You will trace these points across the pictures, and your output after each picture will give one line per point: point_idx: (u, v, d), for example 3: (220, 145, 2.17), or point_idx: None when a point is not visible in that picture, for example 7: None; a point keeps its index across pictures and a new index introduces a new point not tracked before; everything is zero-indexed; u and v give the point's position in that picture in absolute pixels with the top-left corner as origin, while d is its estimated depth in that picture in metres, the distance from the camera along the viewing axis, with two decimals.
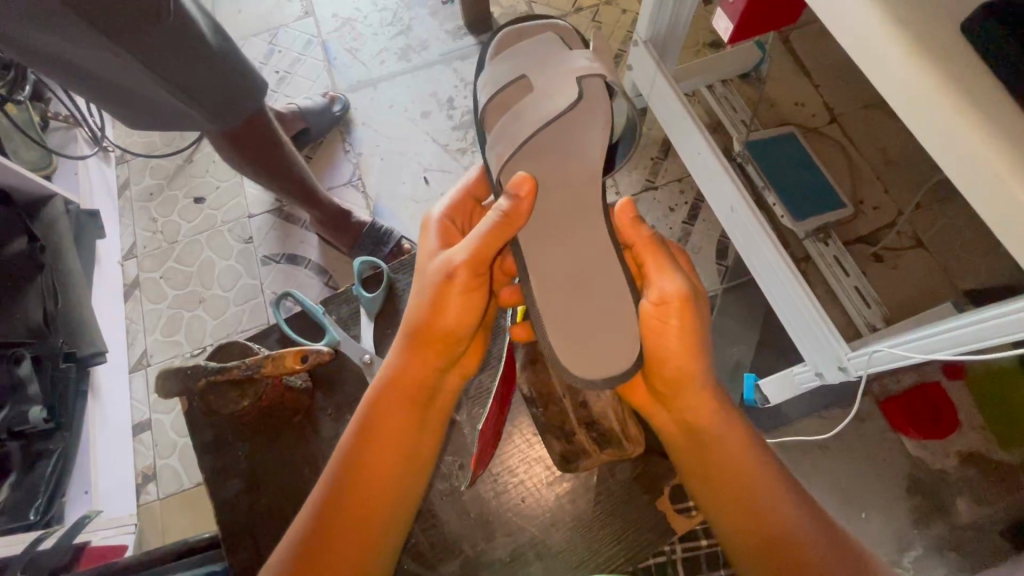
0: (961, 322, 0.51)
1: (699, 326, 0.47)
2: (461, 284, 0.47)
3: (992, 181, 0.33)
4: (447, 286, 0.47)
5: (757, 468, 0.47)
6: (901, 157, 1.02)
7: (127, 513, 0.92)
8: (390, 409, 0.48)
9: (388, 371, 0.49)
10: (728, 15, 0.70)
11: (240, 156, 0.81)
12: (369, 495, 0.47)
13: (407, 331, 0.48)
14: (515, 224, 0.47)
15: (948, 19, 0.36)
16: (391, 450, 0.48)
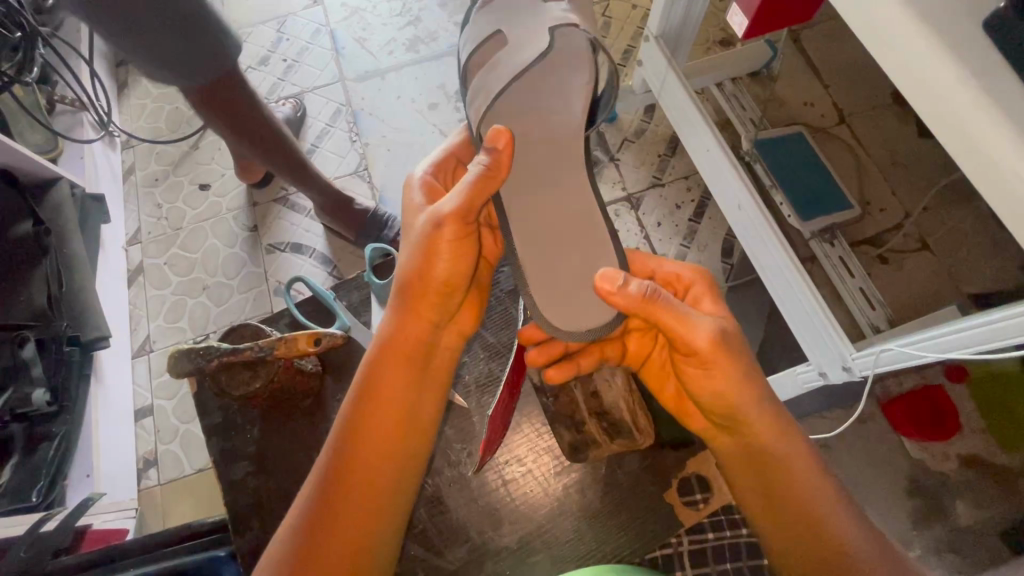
0: (974, 322, 0.51)
1: (740, 358, 0.47)
2: (451, 236, 0.48)
3: (1009, 179, 0.33)
4: (437, 240, 0.47)
5: (817, 487, 0.45)
6: (909, 158, 1.02)
7: (127, 498, 0.92)
8: (388, 367, 0.49)
9: (383, 331, 0.50)
10: (743, 10, 0.70)
11: (217, 118, 0.76)
12: (377, 456, 0.46)
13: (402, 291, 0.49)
14: (497, 174, 0.48)
15: (972, 14, 0.36)
16: (392, 406, 0.48)
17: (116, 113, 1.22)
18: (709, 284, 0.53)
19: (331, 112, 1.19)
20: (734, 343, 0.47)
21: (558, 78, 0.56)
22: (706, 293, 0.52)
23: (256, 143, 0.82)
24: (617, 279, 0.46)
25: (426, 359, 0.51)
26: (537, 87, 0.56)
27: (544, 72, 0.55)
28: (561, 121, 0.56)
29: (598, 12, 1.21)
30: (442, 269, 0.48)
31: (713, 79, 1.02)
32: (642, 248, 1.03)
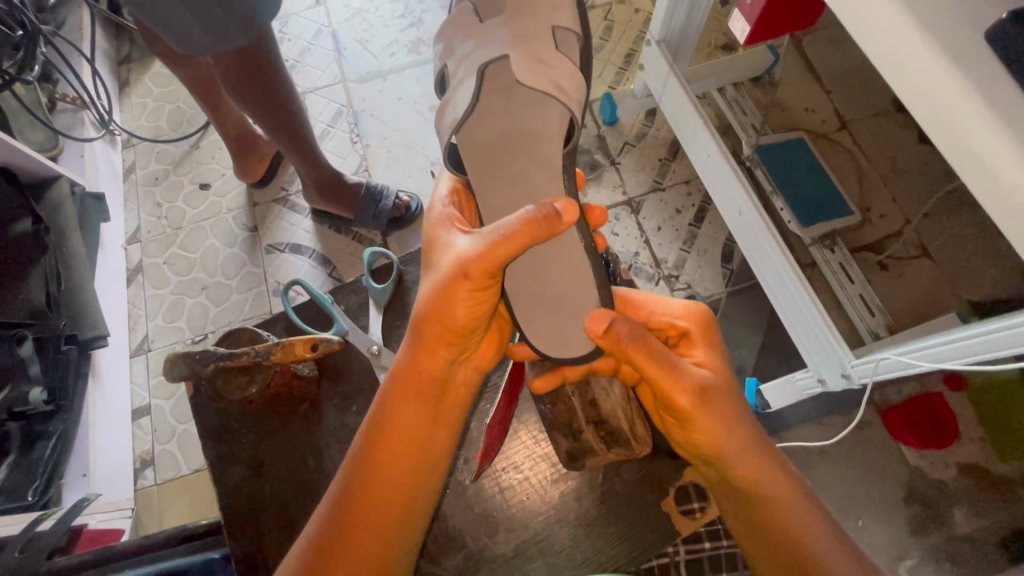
0: (980, 330, 0.50)
1: (732, 406, 0.47)
2: (472, 284, 0.46)
3: (1011, 193, 0.33)
4: (456, 286, 0.46)
5: (815, 534, 0.45)
6: (910, 165, 1.02)
7: (124, 497, 0.92)
8: (402, 404, 0.48)
9: (399, 365, 0.50)
10: (745, 17, 0.70)
11: (236, 85, 0.72)
12: (387, 492, 0.47)
13: (416, 328, 0.48)
14: (541, 233, 0.45)
15: (975, 23, 0.36)
16: (404, 445, 0.48)
17: (117, 112, 1.22)
18: (704, 327, 0.51)
19: (332, 113, 1.19)
20: (720, 402, 0.47)
21: (508, 100, 0.56)
22: (700, 340, 0.51)
23: (270, 121, 0.80)
24: (605, 323, 0.48)
25: (441, 393, 0.50)
26: (491, 113, 0.55)
27: (490, 101, 0.55)
28: (529, 142, 0.56)
29: (601, 16, 1.21)
30: (461, 313, 0.48)
31: (714, 84, 1.03)
32: (642, 252, 1.03)
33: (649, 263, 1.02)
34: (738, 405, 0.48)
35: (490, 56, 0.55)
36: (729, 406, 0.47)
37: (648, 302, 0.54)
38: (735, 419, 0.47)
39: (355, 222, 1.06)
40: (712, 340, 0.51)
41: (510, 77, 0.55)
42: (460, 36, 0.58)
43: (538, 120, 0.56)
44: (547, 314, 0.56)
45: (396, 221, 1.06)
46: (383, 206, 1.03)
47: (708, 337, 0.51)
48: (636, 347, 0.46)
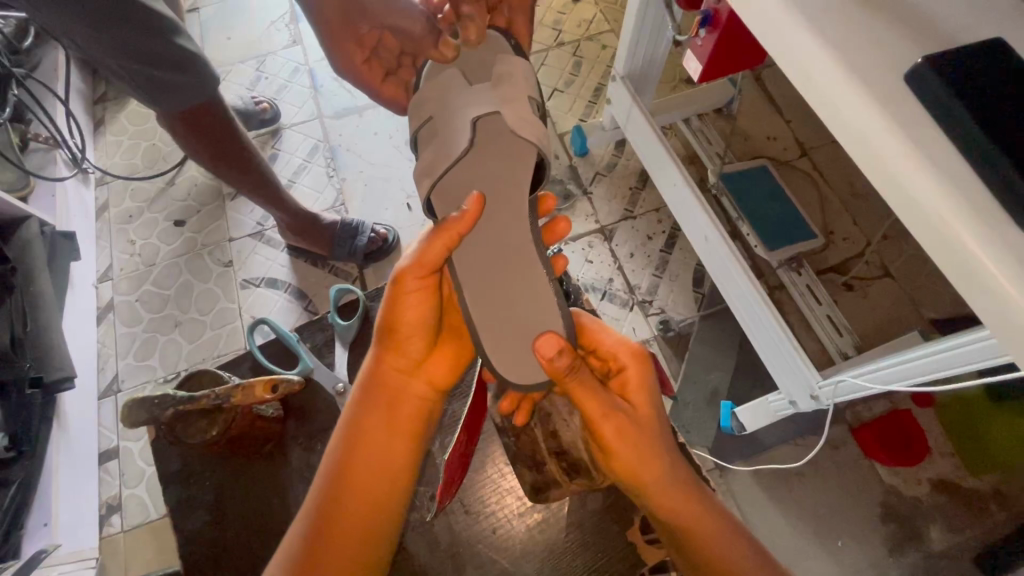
0: (941, 348, 0.51)
1: (659, 441, 0.48)
2: (411, 287, 0.51)
3: (936, 223, 0.35)
4: (399, 289, 0.51)
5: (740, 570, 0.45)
6: (868, 189, 1.07)
7: (88, 547, 0.89)
8: (366, 406, 0.50)
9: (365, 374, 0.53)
10: (697, 56, 0.74)
11: (201, 146, 0.77)
12: (355, 499, 0.47)
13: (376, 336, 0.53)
14: (451, 229, 0.51)
15: (896, 67, 0.39)
16: (367, 452, 0.48)
17: (92, 151, 1.23)
18: (639, 368, 0.51)
19: (308, 148, 1.21)
20: (636, 437, 0.47)
21: (492, 151, 0.58)
22: (636, 378, 0.51)
23: (232, 174, 0.83)
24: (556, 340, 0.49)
25: (403, 397, 0.52)
26: (471, 163, 0.57)
27: (477, 154, 0.58)
28: (500, 188, 0.58)
29: (569, 52, 1.26)
30: (409, 315, 0.52)
31: (679, 115, 1.07)
32: (616, 279, 1.05)
33: (622, 290, 1.04)
34: (665, 442, 0.49)
35: (478, 113, 0.57)
36: (649, 443, 0.47)
37: (599, 334, 0.55)
38: (658, 454, 0.47)
39: (330, 257, 1.07)
40: (646, 380, 0.51)
41: (498, 132, 0.58)
42: (449, 92, 0.60)
43: (513, 169, 0.58)
44: (514, 351, 0.55)
45: (372, 255, 1.07)
46: (358, 243, 1.04)
47: (643, 376, 0.51)
48: (570, 378, 0.47)
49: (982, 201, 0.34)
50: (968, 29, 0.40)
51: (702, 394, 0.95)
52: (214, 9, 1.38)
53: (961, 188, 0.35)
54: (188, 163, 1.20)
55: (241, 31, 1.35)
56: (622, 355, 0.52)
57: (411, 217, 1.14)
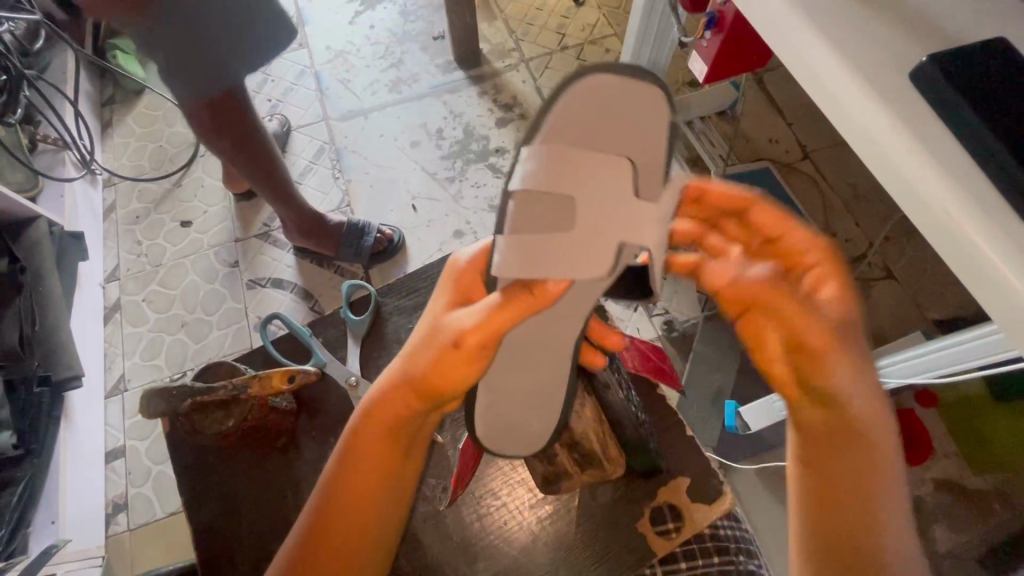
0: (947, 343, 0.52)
1: (856, 361, 0.38)
2: (461, 360, 0.40)
3: (939, 215, 0.36)
4: (447, 355, 0.40)
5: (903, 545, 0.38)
6: (871, 191, 1.07)
7: (95, 545, 0.89)
8: (363, 453, 0.44)
9: (367, 410, 0.44)
10: (702, 57, 0.75)
11: (216, 135, 0.77)
12: (344, 527, 0.44)
13: (400, 380, 0.42)
14: (538, 297, 0.41)
15: (901, 67, 0.40)
16: (360, 496, 0.44)
17: (100, 152, 1.24)
18: (828, 263, 0.40)
19: (314, 150, 1.22)
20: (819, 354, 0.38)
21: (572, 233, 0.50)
22: (829, 276, 0.40)
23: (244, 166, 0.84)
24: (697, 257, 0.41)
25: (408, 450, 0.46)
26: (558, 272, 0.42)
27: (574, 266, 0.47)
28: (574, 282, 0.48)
29: (573, 56, 1.27)
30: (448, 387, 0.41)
31: (683, 117, 1.08)
32: None
33: None
34: (863, 372, 0.38)
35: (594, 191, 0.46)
36: (843, 363, 0.38)
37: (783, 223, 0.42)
38: (845, 390, 0.38)
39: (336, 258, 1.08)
40: (841, 296, 0.39)
41: (609, 226, 0.41)
42: (571, 125, 0.41)
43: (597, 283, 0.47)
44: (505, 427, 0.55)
45: (377, 255, 1.08)
46: (366, 242, 1.05)
47: (839, 284, 0.40)
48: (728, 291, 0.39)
49: (985, 195, 0.35)
50: (970, 29, 0.41)
51: (707, 394, 0.96)
52: None
53: (965, 181, 0.35)
54: (195, 165, 1.21)
55: None
56: (814, 252, 0.40)
57: (416, 219, 1.14)
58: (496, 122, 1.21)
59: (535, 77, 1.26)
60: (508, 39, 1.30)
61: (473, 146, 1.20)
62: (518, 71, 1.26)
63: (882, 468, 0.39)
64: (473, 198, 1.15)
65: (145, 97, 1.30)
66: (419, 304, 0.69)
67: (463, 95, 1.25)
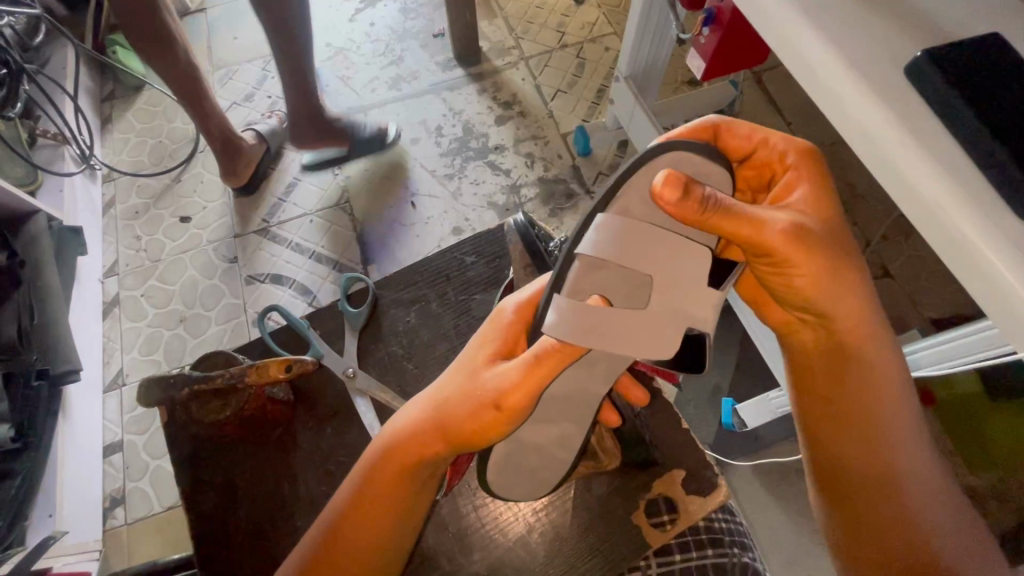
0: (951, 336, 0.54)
1: (839, 251, 0.41)
2: (495, 414, 0.41)
3: (932, 207, 0.36)
4: (484, 408, 0.41)
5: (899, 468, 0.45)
6: (869, 190, 1.07)
7: (92, 539, 0.89)
8: (384, 474, 0.45)
9: (393, 438, 0.45)
10: (701, 55, 0.75)
11: None
12: (364, 528, 0.46)
13: (432, 420, 0.44)
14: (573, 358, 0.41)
15: (895, 62, 0.40)
16: (378, 508, 0.46)
17: (99, 147, 1.24)
18: (802, 162, 0.43)
19: None
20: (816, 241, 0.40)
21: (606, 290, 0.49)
22: (803, 176, 0.43)
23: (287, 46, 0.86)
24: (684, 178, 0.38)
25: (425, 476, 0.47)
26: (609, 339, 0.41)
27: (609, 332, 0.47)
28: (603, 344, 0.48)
29: (573, 54, 1.28)
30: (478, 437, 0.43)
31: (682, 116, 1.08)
32: None
33: None
34: (846, 254, 0.41)
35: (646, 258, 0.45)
36: (833, 252, 0.40)
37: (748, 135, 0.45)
38: (825, 276, 0.40)
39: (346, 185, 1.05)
40: (818, 193, 0.42)
41: (674, 304, 0.42)
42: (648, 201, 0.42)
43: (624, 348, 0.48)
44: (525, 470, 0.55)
45: None
46: None
47: (817, 177, 0.43)
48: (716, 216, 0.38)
49: (977, 188, 0.35)
50: (965, 24, 0.41)
51: (703, 392, 0.96)
52: (221, 9, 1.39)
53: (957, 174, 0.36)
54: (195, 160, 1.21)
55: (247, 31, 1.36)
56: (788, 154, 0.44)
57: (415, 215, 1.14)
58: (495, 120, 1.22)
59: (535, 74, 1.26)
60: (508, 37, 1.30)
61: (472, 144, 1.20)
62: (517, 69, 1.27)
63: (880, 344, 0.43)
64: (472, 195, 1.15)
65: (145, 92, 1.30)
66: (417, 298, 0.69)
67: (463, 92, 1.25)
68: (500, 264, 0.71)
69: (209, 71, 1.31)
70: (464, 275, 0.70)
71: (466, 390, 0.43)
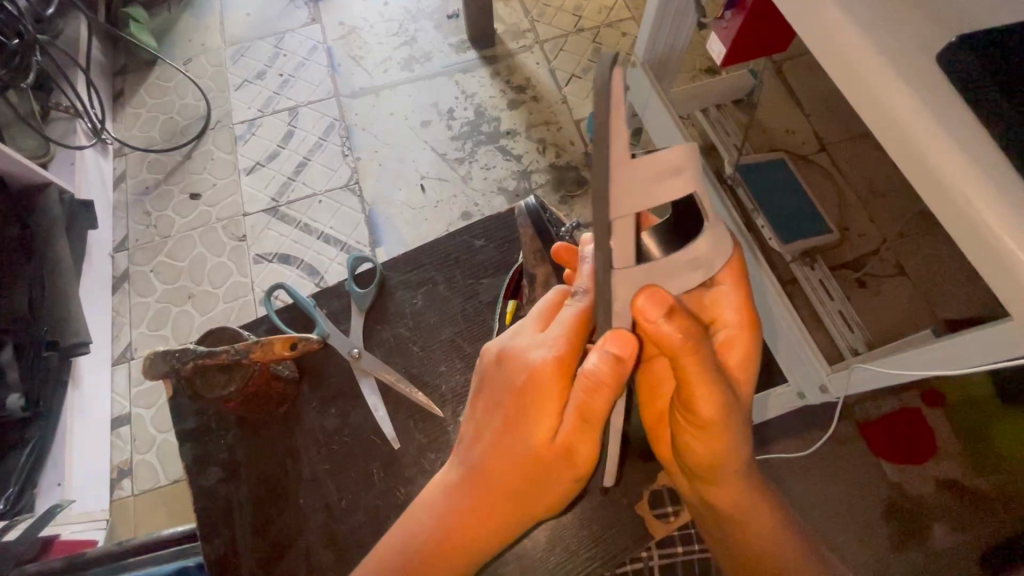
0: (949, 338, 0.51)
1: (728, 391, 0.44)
2: (562, 470, 0.47)
3: (959, 204, 0.35)
4: (555, 467, 0.47)
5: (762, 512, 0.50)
6: (886, 186, 1.05)
7: (98, 508, 0.91)
8: (455, 554, 0.46)
9: (456, 523, 0.46)
10: (722, 39, 0.73)
11: None
12: None
13: (499, 492, 0.47)
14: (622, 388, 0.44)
15: (928, 49, 0.38)
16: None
17: (111, 121, 1.24)
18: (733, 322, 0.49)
19: (324, 127, 1.21)
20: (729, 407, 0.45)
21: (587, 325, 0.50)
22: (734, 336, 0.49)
23: None
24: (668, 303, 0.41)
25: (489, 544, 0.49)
26: (699, 271, 0.43)
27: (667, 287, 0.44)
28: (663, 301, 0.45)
29: (589, 39, 1.25)
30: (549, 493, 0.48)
31: (698, 106, 1.02)
32: None
33: None
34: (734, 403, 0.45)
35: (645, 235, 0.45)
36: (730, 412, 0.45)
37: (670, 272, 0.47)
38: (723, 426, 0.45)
39: None
40: (750, 346, 0.49)
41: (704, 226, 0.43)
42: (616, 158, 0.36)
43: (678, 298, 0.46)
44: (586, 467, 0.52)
45: None
46: None
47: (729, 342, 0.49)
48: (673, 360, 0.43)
49: (1007, 182, 0.34)
50: (1001, 12, 0.40)
51: None
52: None
53: (986, 168, 0.34)
54: (205, 138, 1.21)
55: (260, 8, 1.35)
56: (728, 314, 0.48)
57: (425, 199, 1.14)
58: (508, 104, 1.20)
59: (549, 59, 1.24)
60: (524, 20, 1.28)
61: (484, 128, 1.18)
62: (532, 52, 1.25)
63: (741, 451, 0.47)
64: (483, 180, 1.14)
65: (158, 67, 1.29)
66: (424, 280, 0.69)
67: (476, 75, 1.24)
68: (509, 248, 0.70)
69: (222, 47, 1.31)
70: (472, 258, 0.69)
71: (540, 465, 0.46)
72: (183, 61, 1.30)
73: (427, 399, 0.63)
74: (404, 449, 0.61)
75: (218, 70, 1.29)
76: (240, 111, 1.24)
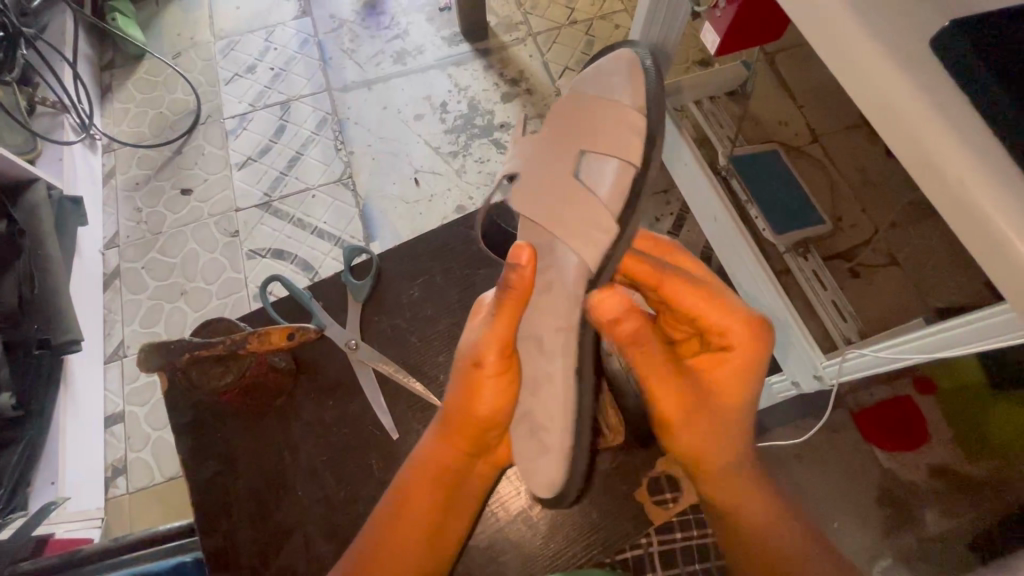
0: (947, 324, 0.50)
1: (699, 404, 0.50)
2: (488, 380, 0.50)
3: (952, 185, 0.35)
4: (480, 378, 0.50)
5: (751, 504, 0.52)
6: (878, 176, 1.06)
7: (93, 507, 0.90)
8: (416, 487, 0.53)
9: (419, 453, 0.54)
10: (716, 28, 0.72)
11: None
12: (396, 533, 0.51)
13: (444, 421, 0.53)
14: (520, 294, 0.48)
15: (920, 34, 0.38)
16: (405, 511, 0.52)
17: (98, 116, 1.22)
18: (741, 344, 0.49)
19: (316, 121, 1.20)
20: (699, 415, 0.50)
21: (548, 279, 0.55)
22: (731, 359, 0.50)
23: None
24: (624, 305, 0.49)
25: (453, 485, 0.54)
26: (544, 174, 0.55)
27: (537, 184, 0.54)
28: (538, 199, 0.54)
29: (582, 31, 1.25)
30: (486, 408, 0.51)
31: (690, 98, 1.02)
32: None
33: None
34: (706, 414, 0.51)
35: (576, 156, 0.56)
36: (702, 417, 0.51)
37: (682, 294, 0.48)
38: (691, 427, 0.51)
39: None
40: (752, 371, 0.50)
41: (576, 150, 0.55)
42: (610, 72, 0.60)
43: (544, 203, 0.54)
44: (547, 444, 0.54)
45: None
46: None
47: (746, 365, 0.50)
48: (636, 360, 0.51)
49: (999, 163, 0.34)
50: None
51: None
52: None
53: (980, 150, 0.35)
54: (196, 133, 1.20)
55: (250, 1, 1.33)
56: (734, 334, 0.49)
57: (418, 192, 1.13)
58: (501, 97, 1.20)
59: (543, 51, 1.23)
60: (517, 12, 1.27)
61: (478, 121, 1.18)
62: (525, 45, 1.24)
63: (715, 457, 0.52)
64: (476, 173, 1.14)
65: (146, 61, 1.28)
66: (421, 271, 0.68)
67: (469, 68, 1.23)
68: None
69: (211, 41, 1.29)
70: (469, 249, 0.69)
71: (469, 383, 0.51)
72: (171, 54, 1.28)
73: (425, 389, 0.63)
74: (402, 439, 0.61)
75: (207, 64, 1.27)
76: (231, 105, 1.23)
